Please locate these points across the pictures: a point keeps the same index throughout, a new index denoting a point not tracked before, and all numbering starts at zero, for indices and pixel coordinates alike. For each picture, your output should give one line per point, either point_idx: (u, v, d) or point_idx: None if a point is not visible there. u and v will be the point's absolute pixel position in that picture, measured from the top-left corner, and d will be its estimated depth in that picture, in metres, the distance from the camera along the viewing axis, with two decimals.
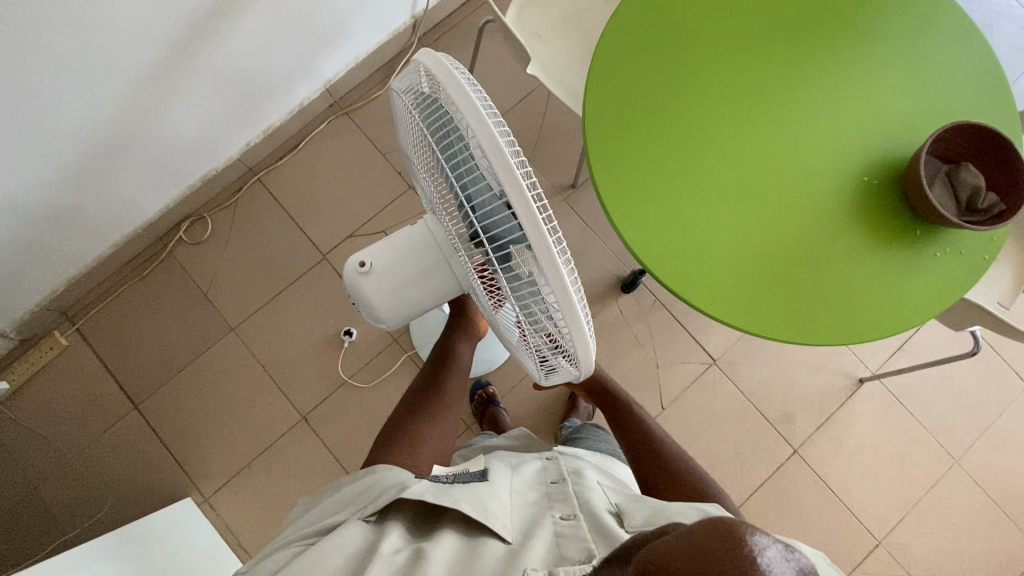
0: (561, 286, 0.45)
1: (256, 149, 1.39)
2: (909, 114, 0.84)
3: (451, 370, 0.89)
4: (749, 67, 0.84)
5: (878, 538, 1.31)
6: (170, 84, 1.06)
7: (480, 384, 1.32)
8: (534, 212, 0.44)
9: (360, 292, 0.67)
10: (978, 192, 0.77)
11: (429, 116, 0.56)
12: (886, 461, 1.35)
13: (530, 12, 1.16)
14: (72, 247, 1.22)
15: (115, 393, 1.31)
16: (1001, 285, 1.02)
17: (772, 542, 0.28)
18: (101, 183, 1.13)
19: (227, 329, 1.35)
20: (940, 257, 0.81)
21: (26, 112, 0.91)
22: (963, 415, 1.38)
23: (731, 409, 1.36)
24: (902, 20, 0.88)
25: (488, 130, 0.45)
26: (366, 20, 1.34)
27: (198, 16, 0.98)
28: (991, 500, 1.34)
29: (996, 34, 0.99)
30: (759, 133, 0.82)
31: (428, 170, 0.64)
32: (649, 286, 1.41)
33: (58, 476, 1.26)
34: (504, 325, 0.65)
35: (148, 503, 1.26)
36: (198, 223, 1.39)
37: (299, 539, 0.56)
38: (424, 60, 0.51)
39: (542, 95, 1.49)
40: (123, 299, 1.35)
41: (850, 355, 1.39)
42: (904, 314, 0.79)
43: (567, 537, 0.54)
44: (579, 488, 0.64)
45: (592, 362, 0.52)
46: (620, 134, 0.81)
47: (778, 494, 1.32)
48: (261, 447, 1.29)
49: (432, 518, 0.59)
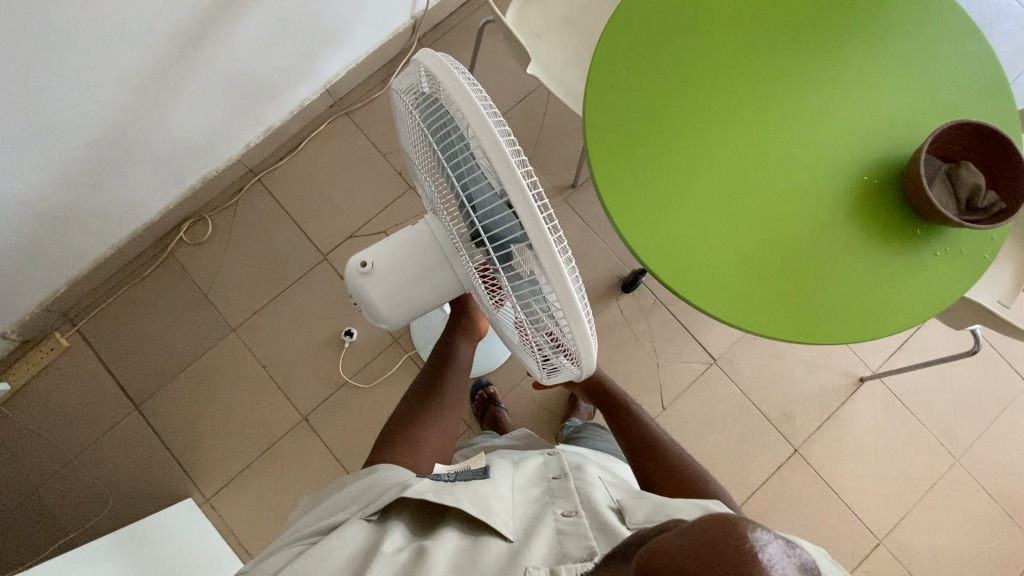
0: (562, 285, 0.45)
1: (256, 150, 1.39)
2: (909, 114, 0.84)
3: (451, 369, 0.90)
4: (747, 67, 0.84)
5: (879, 537, 1.31)
6: (170, 85, 1.06)
7: (480, 384, 1.32)
8: (536, 213, 0.44)
9: (361, 291, 0.68)
10: (978, 191, 0.77)
11: (429, 116, 0.56)
12: (886, 460, 1.35)
13: (530, 12, 1.16)
14: (72, 248, 1.22)
15: (115, 394, 1.31)
16: (1001, 284, 1.02)
17: (774, 539, 0.28)
18: (101, 184, 1.13)
19: (228, 329, 1.35)
20: (939, 256, 0.81)
21: (26, 113, 0.91)
22: (964, 414, 1.38)
23: (731, 408, 1.36)
24: (902, 19, 0.88)
25: (489, 130, 0.45)
26: (366, 21, 1.34)
27: (198, 16, 0.98)
28: (991, 499, 1.34)
29: (996, 34, 0.99)
30: (758, 132, 0.82)
31: (429, 170, 0.64)
32: (649, 286, 1.41)
33: (60, 476, 1.27)
34: (505, 325, 0.65)
35: (150, 503, 1.26)
36: (198, 224, 1.39)
37: (300, 540, 0.56)
38: (424, 60, 0.51)
39: (541, 95, 1.50)
40: (123, 300, 1.35)
41: (850, 355, 1.39)
42: (903, 313, 0.79)
43: (568, 534, 0.54)
44: (581, 484, 0.64)
45: (594, 361, 0.52)
46: (619, 133, 0.81)
47: (779, 493, 1.32)
48: (262, 447, 1.30)
49: (433, 517, 0.59)
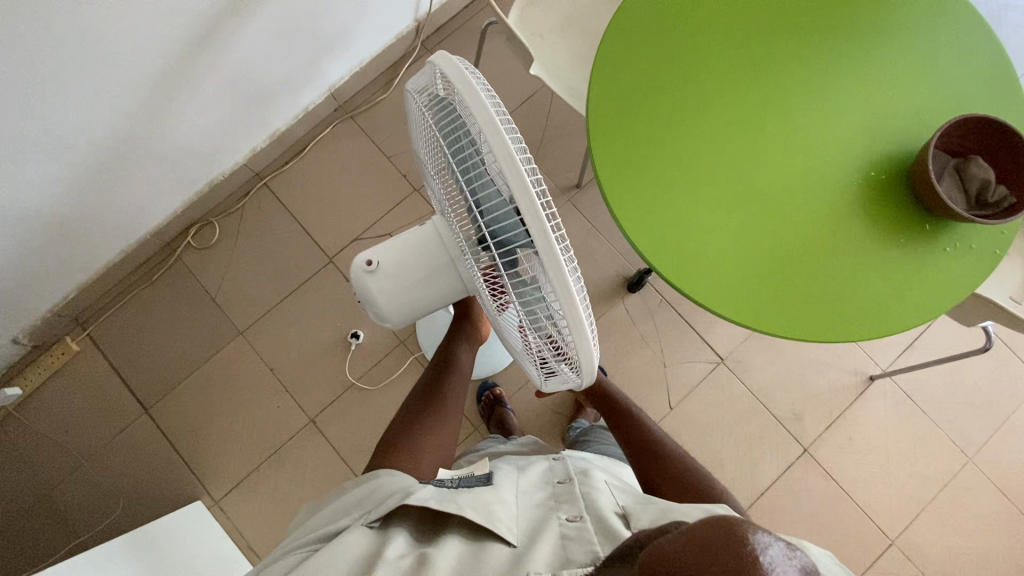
0: (565, 291, 0.45)
1: (262, 153, 1.40)
2: (918, 112, 0.83)
3: (451, 375, 0.89)
4: (758, 62, 0.84)
5: (891, 538, 1.29)
6: (176, 91, 1.07)
7: (487, 385, 1.32)
8: (541, 217, 0.43)
9: (366, 291, 0.68)
10: (988, 185, 0.76)
11: (442, 118, 0.56)
12: (897, 459, 1.33)
13: (531, 13, 1.16)
14: (81, 253, 1.23)
15: (126, 398, 1.32)
16: (1011, 281, 1.00)
17: (776, 541, 0.28)
18: (109, 190, 1.14)
19: (236, 332, 1.36)
20: (949, 252, 0.80)
21: (31, 122, 0.92)
22: (977, 411, 1.36)
23: (739, 408, 1.35)
24: (914, 21, 0.86)
25: (500, 135, 0.45)
26: (369, 24, 1.34)
27: (201, 21, 0.99)
28: (1005, 499, 1.32)
29: (1004, 27, 0.97)
30: (769, 130, 0.81)
31: (437, 171, 0.63)
32: (655, 285, 1.40)
33: (71, 479, 1.28)
34: (509, 331, 0.65)
35: (160, 505, 1.27)
36: (206, 228, 1.40)
37: (303, 546, 0.56)
38: (440, 63, 0.51)
39: (545, 95, 1.49)
40: (133, 304, 1.36)
41: (861, 354, 1.38)
42: (913, 309, 0.78)
43: (573, 539, 0.53)
44: (585, 489, 0.63)
45: (594, 370, 0.52)
46: (622, 128, 0.81)
47: (788, 493, 1.30)
48: (272, 447, 1.30)
49: (435, 523, 0.58)
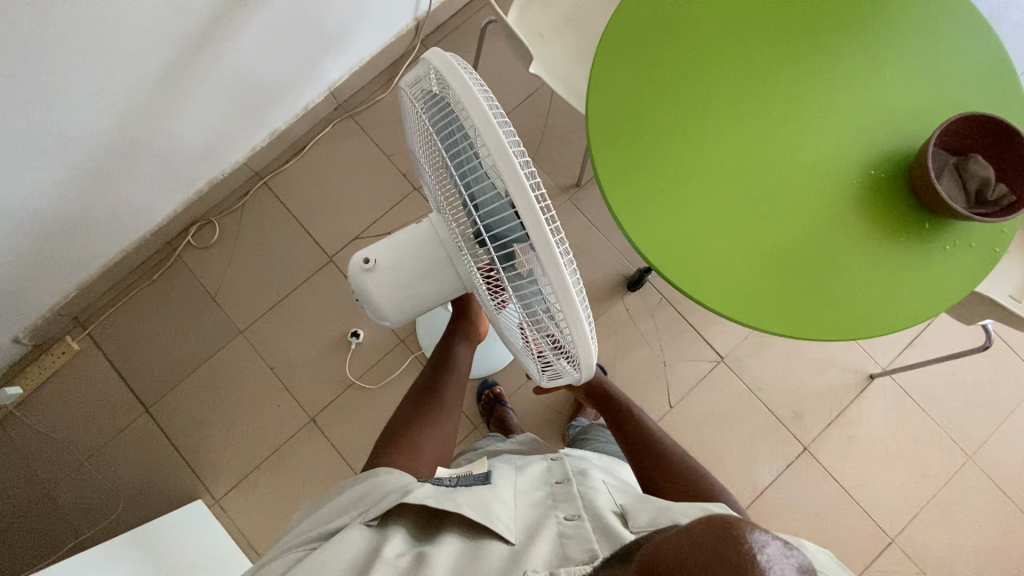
0: (563, 285, 0.45)
1: (262, 153, 1.40)
2: (917, 109, 0.83)
3: (450, 373, 0.89)
4: (761, 61, 0.84)
5: (890, 536, 1.29)
6: (174, 91, 1.07)
7: (487, 384, 1.32)
8: (536, 210, 0.43)
9: (365, 289, 0.68)
10: (988, 183, 0.76)
11: (437, 116, 0.56)
12: (897, 457, 1.33)
13: (530, 12, 1.15)
14: (81, 253, 1.23)
15: (126, 397, 1.32)
16: (1011, 280, 1.00)
17: (773, 540, 0.28)
18: (109, 189, 1.14)
19: (236, 331, 1.36)
20: (949, 250, 0.80)
21: (29, 123, 0.92)
22: (976, 409, 1.36)
23: (739, 406, 1.35)
24: (913, 19, 0.86)
25: (494, 129, 0.45)
26: (368, 23, 1.34)
27: (200, 20, 0.99)
28: (1005, 497, 1.32)
29: (1004, 26, 0.97)
30: (769, 129, 0.81)
31: (434, 169, 0.63)
32: (655, 283, 1.40)
33: (71, 479, 1.28)
34: (508, 328, 0.65)
35: (159, 504, 1.27)
36: (206, 227, 1.40)
37: (301, 545, 0.56)
38: (432, 60, 0.51)
39: (545, 94, 1.49)
40: (132, 303, 1.36)
41: (861, 352, 1.38)
42: (911, 308, 0.78)
43: (571, 538, 0.53)
44: (583, 489, 0.63)
45: (593, 364, 0.52)
46: (622, 127, 0.81)
47: (787, 492, 1.30)
48: (272, 446, 1.30)
49: (433, 522, 0.58)
